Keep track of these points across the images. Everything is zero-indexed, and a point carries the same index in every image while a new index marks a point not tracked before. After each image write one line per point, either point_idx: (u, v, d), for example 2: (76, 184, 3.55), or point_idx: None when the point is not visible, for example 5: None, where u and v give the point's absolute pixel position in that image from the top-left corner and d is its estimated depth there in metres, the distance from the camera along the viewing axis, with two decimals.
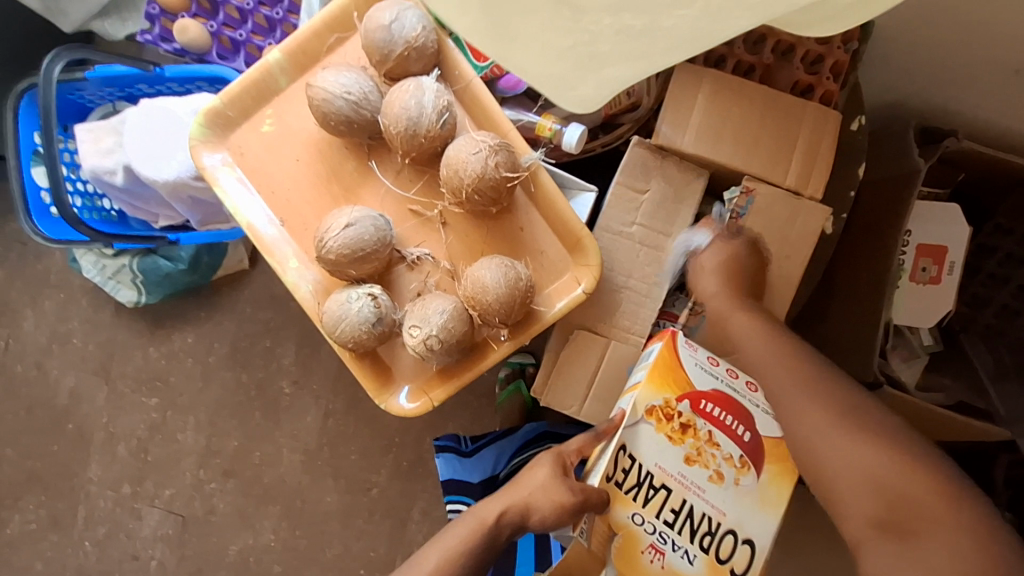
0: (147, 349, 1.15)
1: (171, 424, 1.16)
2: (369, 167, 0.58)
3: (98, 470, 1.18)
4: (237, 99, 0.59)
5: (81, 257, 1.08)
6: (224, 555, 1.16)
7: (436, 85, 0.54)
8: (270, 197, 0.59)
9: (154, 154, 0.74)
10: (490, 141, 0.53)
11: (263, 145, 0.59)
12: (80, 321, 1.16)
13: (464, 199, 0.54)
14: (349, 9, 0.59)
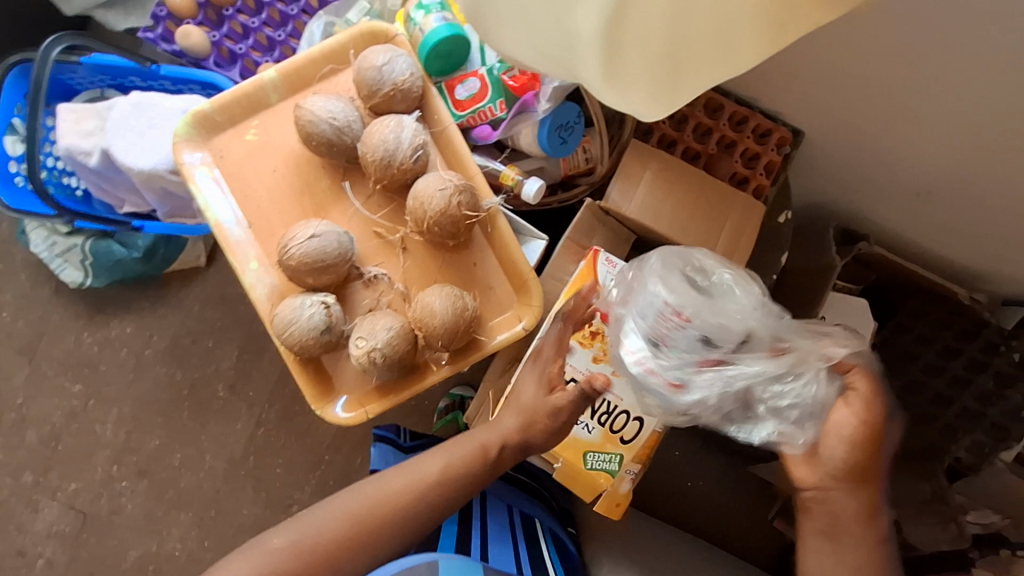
0: (80, 333, 1.12)
1: (91, 415, 1.12)
2: (340, 189, 0.62)
3: (0, 454, 1.12)
4: (227, 106, 0.62)
5: (31, 230, 1.05)
6: (124, 560, 1.11)
7: (415, 124, 0.60)
8: (243, 200, 0.62)
9: (135, 143, 0.76)
10: (456, 181, 0.58)
11: (244, 152, 0.63)
12: (14, 295, 1.12)
13: (425, 229, 0.59)
14: (346, 45, 0.64)
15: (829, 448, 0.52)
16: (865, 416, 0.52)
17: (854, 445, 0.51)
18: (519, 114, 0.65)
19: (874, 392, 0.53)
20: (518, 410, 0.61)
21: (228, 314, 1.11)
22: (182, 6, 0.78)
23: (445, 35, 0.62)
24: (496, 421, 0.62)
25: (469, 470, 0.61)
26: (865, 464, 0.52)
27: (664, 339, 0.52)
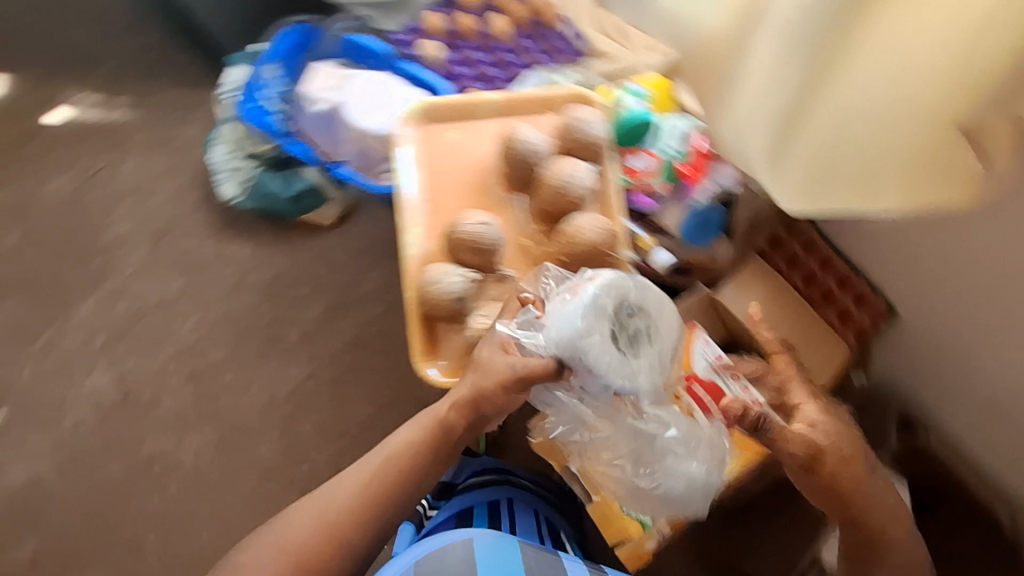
0: (204, 238, 1.26)
1: (178, 310, 1.24)
2: (508, 202, 0.73)
3: (89, 309, 1.24)
4: (450, 106, 0.74)
5: (216, 145, 1.22)
6: (143, 448, 1.19)
7: (590, 173, 0.71)
8: (431, 179, 0.73)
9: (368, 106, 0.94)
10: (607, 227, 0.69)
11: (447, 144, 0.74)
12: (170, 187, 1.29)
13: (566, 255, 0.69)
14: (560, 98, 0.77)
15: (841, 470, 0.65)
16: (844, 472, 0.65)
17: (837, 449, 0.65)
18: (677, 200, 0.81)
19: (814, 399, 0.68)
20: (456, 395, 0.67)
21: (330, 274, 1.25)
22: (435, 27, 0.96)
23: (647, 117, 0.81)
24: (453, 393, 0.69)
25: (428, 454, 0.70)
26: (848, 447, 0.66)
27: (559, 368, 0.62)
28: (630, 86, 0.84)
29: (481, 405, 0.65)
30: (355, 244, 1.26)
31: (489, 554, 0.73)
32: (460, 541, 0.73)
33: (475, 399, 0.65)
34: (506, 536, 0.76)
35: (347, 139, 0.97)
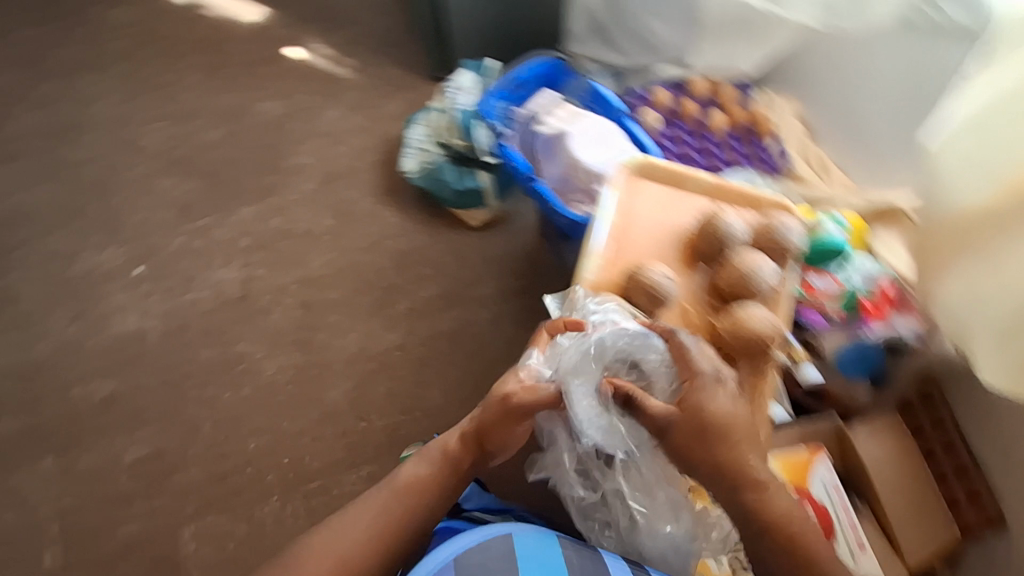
0: (365, 195, 1.39)
1: (316, 245, 1.36)
2: (690, 267, 0.78)
3: (246, 214, 1.37)
4: (666, 171, 0.81)
5: (415, 122, 1.30)
6: (235, 349, 1.28)
7: (775, 272, 0.75)
8: (627, 226, 0.79)
9: (586, 140, 0.95)
10: (776, 322, 0.72)
11: (652, 201, 0.80)
12: (355, 141, 1.43)
13: (729, 333, 0.72)
14: (763, 199, 0.82)
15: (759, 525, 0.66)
16: (686, 424, 0.65)
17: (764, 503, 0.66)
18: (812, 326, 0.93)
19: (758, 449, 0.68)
20: (465, 427, 0.78)
21: (454, 267, 1.35)
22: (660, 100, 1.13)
23: (840, 246, 0.91)
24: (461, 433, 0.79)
25: (426, 477, 0.77)
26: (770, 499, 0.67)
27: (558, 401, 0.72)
28: (834, 215, 0.98)
29: (484, 438, 0.75)
30: (487, 249, 1.36)
31: (529, 547, 0.73)
32: (496, 538, 0.73)
33: (480, 430, 0.75)
34: (542, 534, 0.75)
35: (552, 164, 0.99)
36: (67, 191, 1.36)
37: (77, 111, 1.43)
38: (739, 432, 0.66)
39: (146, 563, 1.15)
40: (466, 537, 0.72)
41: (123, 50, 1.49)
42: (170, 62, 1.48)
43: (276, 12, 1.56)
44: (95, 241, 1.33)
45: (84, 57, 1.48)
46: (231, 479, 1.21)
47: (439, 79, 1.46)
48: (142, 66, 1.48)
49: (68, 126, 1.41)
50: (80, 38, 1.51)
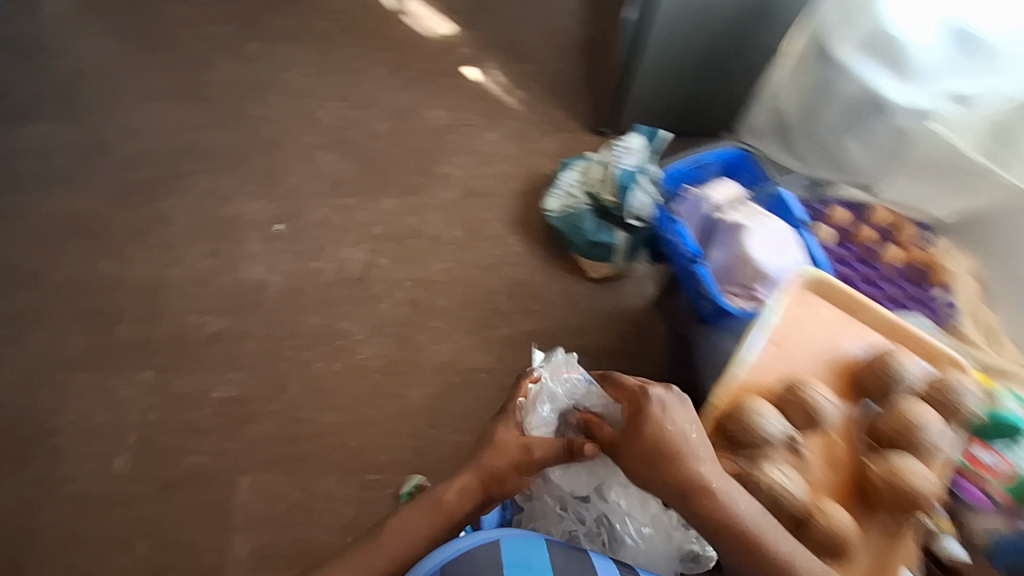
0: (497, 219, 1.44)
1: (439, 251, 1.41)
2: (849, 398, 0.73)
3: (385, 204, 1.45)
4: (843, 295, 0.77)
5: (569, 166, 1.33)
6: (339, 325, 1.33)
7: (948, 435, 0.68)
8: (792, 336, 0.75)
9: (763, 243, 0.89)
10: (936, 490, 0.65)
11: (821, 319, 0.76)
12: (502, 167, 1.49)
13: (881, 484, 0.66)
14: (941, 355, 0.76)
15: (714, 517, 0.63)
16: (633, 425, 0.68)
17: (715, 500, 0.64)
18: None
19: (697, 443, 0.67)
20: (467, 478, 0.77)
21: (560, 311, 1.36)
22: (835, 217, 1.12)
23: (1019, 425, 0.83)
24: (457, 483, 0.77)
25: (431, 532, 0.75)
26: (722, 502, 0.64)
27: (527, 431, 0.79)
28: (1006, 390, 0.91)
29: (496, 482, 0.77)
30: (597, 303, 1.36)
31: (518, 552, 0.69)
32: (485, 544, 0.69)
33: (489, 473, 0.76)
34: (530, 536, 0.72)
35: (716, 255, 0.94)
36: (242, 141, 1.49)
37: (272, 74, 1.56)
38: (682, 434, 0.66)
39: (201, 499, 1.18)
40: (453, 545, 0.69)
41: (325, 30, 1.62)
42: (362, 52, 1.60)
43: (466, 32, 1.65)
44: (251, 190, 1.44)
45: (291, 28, 1.62)
46: (299, 446, 1.23)
47: (596, 133, 1.51)
48: (337, 49, 1.60)
49: (259, 85, 1.55)
50: (292, 11, 1.65)
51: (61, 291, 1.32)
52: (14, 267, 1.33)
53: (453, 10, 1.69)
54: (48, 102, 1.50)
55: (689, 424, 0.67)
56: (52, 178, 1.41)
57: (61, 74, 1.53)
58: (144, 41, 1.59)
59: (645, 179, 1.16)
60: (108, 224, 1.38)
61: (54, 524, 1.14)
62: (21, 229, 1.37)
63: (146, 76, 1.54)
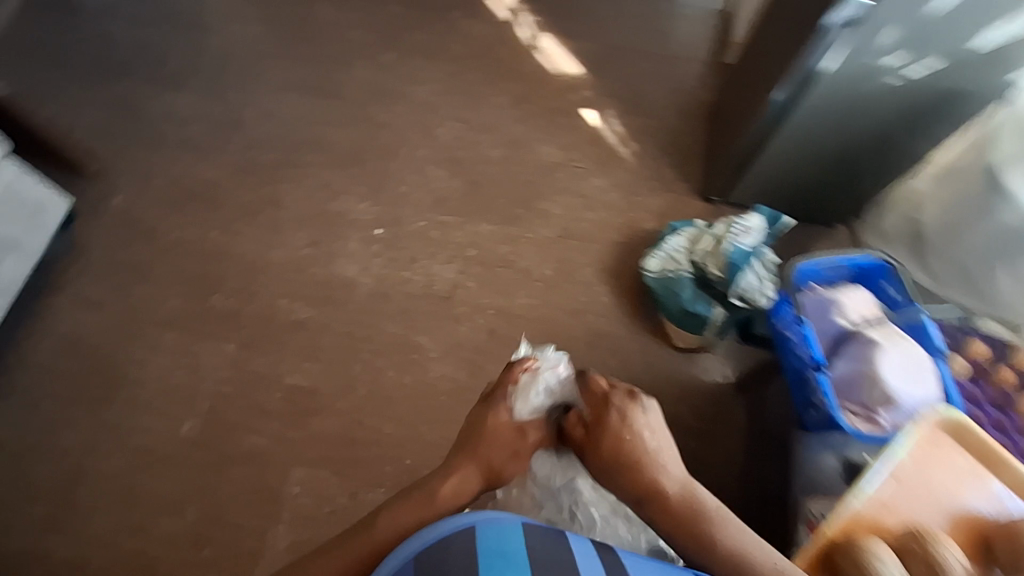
0: (592, 265, 1.41)
1: (528, 285, 1.39)
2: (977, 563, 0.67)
3: (483, 228, 1.45)
4: (980, 447, 0.73)
5: (680, 232, 1.29)
6: (415, 338, 1.33)
7: None
8: (921, 479, 0.71)
9: (898, 367, 0.83)
10: None
11: (956, 469, 0.72)
12: (605, 215, 1.47)
13: None
14: None
15: (670, 517, 0.72)
16: (599, 426, 0.78)
17: (669, 503, 0.72)
18: (825, 494, 0.84)
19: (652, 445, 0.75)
20: (462, 466, 0.79)
21: (637, 371, 1.32)
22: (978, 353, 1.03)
23: None
24: (449, 471, 0.79)
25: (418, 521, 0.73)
26: (674, 505, 0.72)
27: (518, 420, 0.82)
28: None
29: (492, 471, 0.80)
30: (679, 371, 1.30)
31: (494, 541, 0.61)
32: (460, 535, 0.62)
33: (487, 461, 0.80)
34: (507, 522, 0.64)
35: (840, 361, 0.88)
36: (360, 144, 1.54)
37: (399, 85, 1.62)
38: (640, 435, 0.76)
39: (254, 482, 1.19)
40: (425, 534, 0.63)
41: (456, 52, 1.67)
42: (488, 79, 1.64)
43: (591, 76, 1.66)
44: (360, 191, 1.49)
45: (425, 44, 1.68)
46: (355, 450, 1.23)
47: (705, 200, 1.48)
48: (464, 72, 1.65)
49: (386, 93, 1.61)
50: (429, 27, 1.71)
51: (171, 253, 1.39)
52: (136, 223, 1.42)
53: (583, 52, 1.70)
54: (196, 78, 1.61)
55: (647, 427, 0.77)
56: (186, 148, 1.51)
57: (213, 54, 1.65)
58: (290, 33, 1.68)
59: (758, 264, 1.15)
60: (224, 199, 1.46)
61: (118, 473, 1.19)
62: (149, 189, 1.46)
63: (286, 66, 1.63)
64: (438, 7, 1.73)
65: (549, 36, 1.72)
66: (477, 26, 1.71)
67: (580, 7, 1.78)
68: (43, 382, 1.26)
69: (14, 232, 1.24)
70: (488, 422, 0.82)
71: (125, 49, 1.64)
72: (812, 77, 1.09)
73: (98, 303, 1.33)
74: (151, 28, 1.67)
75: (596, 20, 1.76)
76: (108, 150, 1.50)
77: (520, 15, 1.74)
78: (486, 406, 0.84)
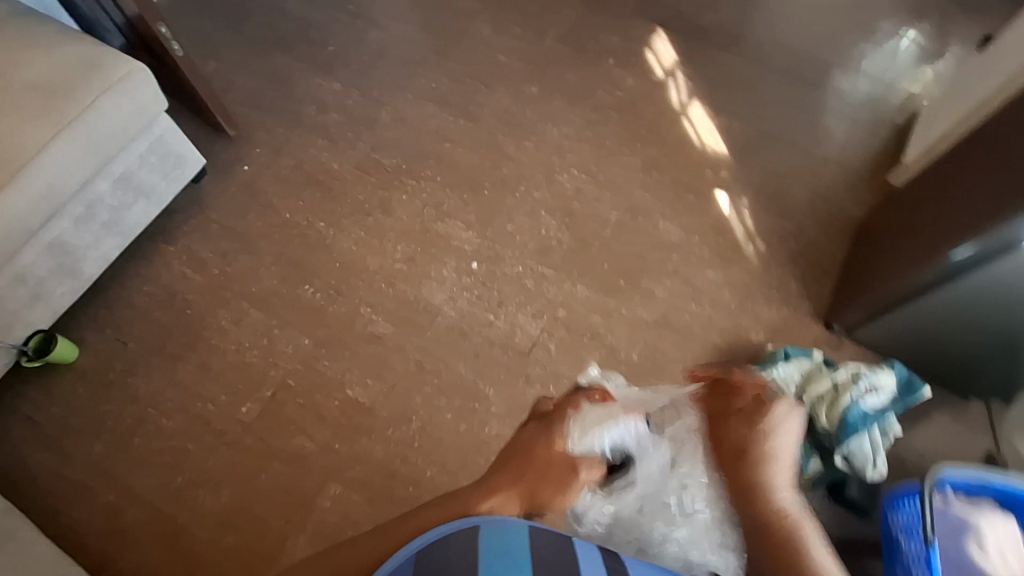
0: (682, 363, 1.31)
1: (609, 365, 1.31)
2: None
3: (579, 291, 1.38)
4: None
5: (797, 357, 1.15)
6: (481, 387, 1.28)
7: None
8: None
9: None
10: None
11: None
12: (710, 313, 1.37)
13: None
14: None
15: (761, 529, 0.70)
16: (740, 415, 0.82)
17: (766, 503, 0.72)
18: None
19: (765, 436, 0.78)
20: (503, 483, 0.62)
21: None
22: None
23: None
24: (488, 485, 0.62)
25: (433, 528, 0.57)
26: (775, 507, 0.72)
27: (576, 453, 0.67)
28: None
29: (537, 497, 0.61)
30: None
31: (497, 540, 0.51)
32: (461, 536, 0.52)
33: (535, 485, 0.62)
34: (511, 524, 0.53)
35: None
36: (481, 172, 1.52)
37: (535, 121, 1.58)
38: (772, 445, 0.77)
39: (291, 484, 1.18)
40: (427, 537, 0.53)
41: (600, 101, 1.61)
42: (625, 136, 1.57)
43: (735, 159, 1.55)
44: (468, 219, 1.46)
45: (572, 85, 1.63)
46: (393, 485, 1.19)
47: (825, 325, 1.35)
48: (603, 124, 1.58)
49: (520, 126, 1.58)
50: (580, 68, 1.66)
51: (278, 234, 1.43)
52: (256, 196, 1.47)
53: (732, 131, 1.59)
54: (347, 67, 1.65)
55: (784, 441, 0.77)
56: (319, 134, 1.55)
57: (368, 48, 1.68)
58: (444, 44, 1.69)
59: (875, 434, 1.03)
60: (339, 193, 1.48)
61: (174, 434, 1.22)
62: (276, 165, 1.50)
63: (432, 76, 1.64)
64: (594, 51, 1.69)
65: (701, 106, 1.62)
66: (629, 79, 1.64)
67: (741, 83, 1.68)
68: (134, 325, 1.32)
69: (152, 179, 1.30)
70: (544, 442, 0.67)
71: (292, 24, 1.71)
72: (1014, 247, 0.93)
73: (203, 264, 1.39)
74: (320, 10, 1.73)
75: (755, 100, 1.65)
76: (250, 118, 1.56)
77: (675, 76, 1.66)
78: (545, 427, 0.69)
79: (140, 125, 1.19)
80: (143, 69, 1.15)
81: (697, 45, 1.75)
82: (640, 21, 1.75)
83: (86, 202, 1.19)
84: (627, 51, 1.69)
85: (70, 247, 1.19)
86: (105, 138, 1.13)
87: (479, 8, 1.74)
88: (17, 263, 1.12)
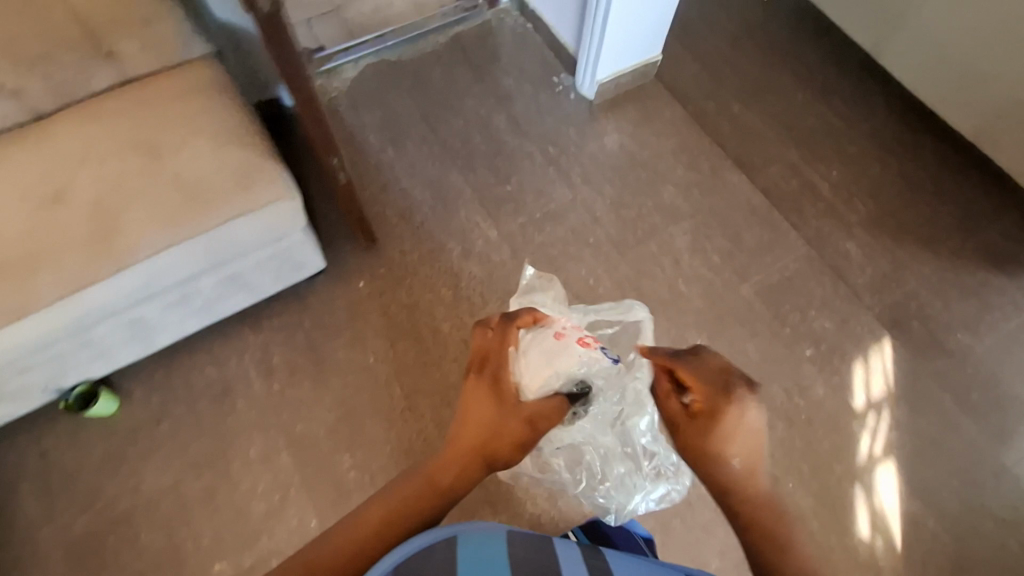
0: None
1: None
2: None
3: None
4: None
5: None
6: None
7: None
8: None
9: None
10: None
11: None
12: None
13: None
14: None
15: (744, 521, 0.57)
16: (728, 382, 0.63)
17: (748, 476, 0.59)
18: None
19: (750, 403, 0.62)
20: (462, 445, 0.63)
21: None
22: None
23: None
24: (458, 438, 0.63)
25: (422, 499, 0.56)
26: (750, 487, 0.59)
27: (530, 400, 0.72)
28: None
29: (494, 454, 0.64)
30: None
31: (475, 555, 0.46)
32: (424, 547, 0.46)
33: (492, 443, 0.64)
34: (477, 535, 0.48)
35: None
36: None
37: None
38: (744, 443, 0.60)
39: None
40: (395, 552, 0.46)
41: (769, 396, 1.29)
42: (779, 460, 1.23)
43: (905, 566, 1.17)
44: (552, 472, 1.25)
45: (746, 359, 1.32)
46: None
47: None
48: None
49: None
50: (765, 343, 1.34)
51: (353, 376, 1.28)
52: (355, 321, 1.34)
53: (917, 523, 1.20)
54: (514, 218, 1.48)
55: (754, 423, 0.61)
56: (448, 283, 1.39)
57: (546, 206, 1.50)
58: (625, 239, 1.46)
59: None
60: (433, 361, 1.31)
61: (147, 551, 1.12)
62: (390, 297, 1.37)
63: (596, 271, 1.42)
64: (793, 328, 1.36)
65: (892, 473, 1.24)
66: (818, 386, 1.30)
67: (956, 459, 1.28)
68: (178, 405, 1.24)
69: (261, 280, 1.20)
70: (493, 405, 0.67)
71: (486, 145, 1.58)
72: None
73: (270, 371, 1.28)
74: (522, 142, 1.59)
75: (964, 492, 1.24)
76: (395, 232, 1.45)
77: (880, 411, 1.29)
78: (494, 385, 0.69)
79: (267, 241, 1.08)
80: (292, 198, 1.05)
81: (923, 376, 1.36)
82: (865, 314, 1.39)
83: (183, 291, 1.11)
84: (834, 349, 1.34)
85: (149, 325, 1.13)
86: (223, 249, 1.03)
87: (683, 214, 1.50)
88: (92, 331, 1.06)
